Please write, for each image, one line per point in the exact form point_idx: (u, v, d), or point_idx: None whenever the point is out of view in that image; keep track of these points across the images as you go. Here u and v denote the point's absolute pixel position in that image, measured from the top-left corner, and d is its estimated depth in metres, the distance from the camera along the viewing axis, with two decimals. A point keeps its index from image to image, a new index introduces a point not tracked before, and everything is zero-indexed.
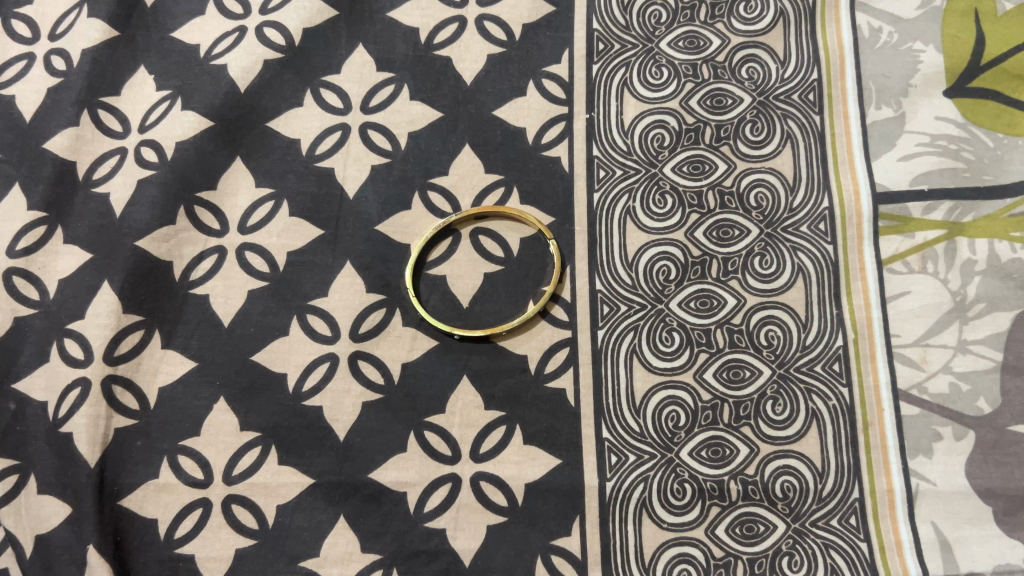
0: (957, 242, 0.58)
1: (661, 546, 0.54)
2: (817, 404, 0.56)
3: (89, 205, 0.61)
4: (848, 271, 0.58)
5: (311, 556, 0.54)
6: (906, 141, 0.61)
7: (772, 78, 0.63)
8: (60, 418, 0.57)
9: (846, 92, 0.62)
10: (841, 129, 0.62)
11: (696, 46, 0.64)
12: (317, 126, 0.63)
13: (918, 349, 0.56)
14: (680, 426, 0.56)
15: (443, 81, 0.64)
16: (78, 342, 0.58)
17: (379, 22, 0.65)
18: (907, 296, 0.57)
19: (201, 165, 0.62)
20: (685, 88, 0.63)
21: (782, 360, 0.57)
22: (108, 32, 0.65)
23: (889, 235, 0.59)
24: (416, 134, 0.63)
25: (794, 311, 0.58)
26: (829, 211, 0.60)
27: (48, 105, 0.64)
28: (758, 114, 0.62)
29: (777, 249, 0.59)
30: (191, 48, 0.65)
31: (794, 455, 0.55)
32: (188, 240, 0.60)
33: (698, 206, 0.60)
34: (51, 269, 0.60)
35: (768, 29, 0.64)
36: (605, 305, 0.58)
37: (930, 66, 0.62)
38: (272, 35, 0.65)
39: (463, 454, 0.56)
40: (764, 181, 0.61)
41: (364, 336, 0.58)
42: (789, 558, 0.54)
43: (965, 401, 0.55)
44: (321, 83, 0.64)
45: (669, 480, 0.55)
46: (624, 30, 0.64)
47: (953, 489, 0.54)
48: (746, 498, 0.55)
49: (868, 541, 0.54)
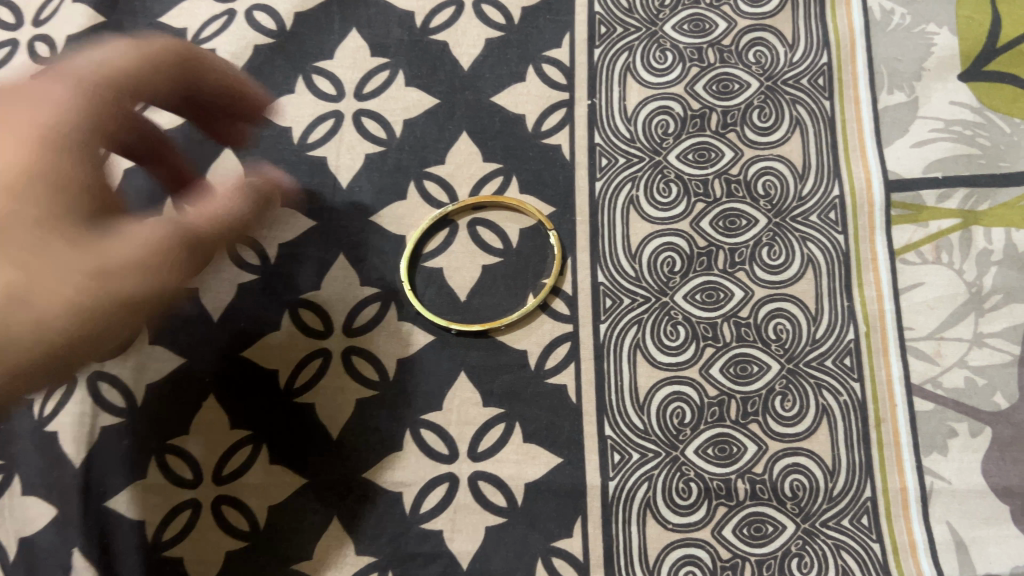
0: (972, 232, 0.56)
1: (666, 547, 0.52)
2: (828, 399, 0.54)
3: None
4: (859, 262, 0.56)
5: (304, 559, 0.52)
6: (919, 127, 0.59)
7: (780, 62, 0.61)
8: (46, 416, 0.55)
9: (857, 76, 0.60)
10: (851, 115, 0.59)
11: (702, 29, 0.62)
12: (309, 114, 0.61)
13: (931, 342, 0.54)
14: (685, 423, 0.54)
15: (439, 67, 0.62)
16: None
17: (374, 7, 0.63)
18: (921, 288, 0.55)
19: (190, 155, 0.60)
20: (690, 72, 0.61)
21: (791, 354, 0.55)
22: (94, 18, 0.64)
23: (901, 224, 0.57)
24: (412, 122, 0.61)
25: (804, 302, 0.56)
26: (839, 199, 0.58)
27: None
28: (766, 100, 0.60)
29: (785, 239, 0.57)
30: (179, 32, 0.63)
31: (803, 452, 0.53)
32: None
33: (704, 195, 0.58)
34: None
35: (775, 11, 0.62)
36: (608, 297, 0.56)
37: (944, 49, 0.60)
38: (263, 19, 0.63)
39: (460, 452, 0.54)
40: (772, 169, 0.59)
41: (359, 330, 0.56)
42: (798, 559, 0.52)
43: (981, 396, 0.53)
44: (313, 70, 0.62)
45: (674, 480, 0.53)
46: (627, 13, 0.63)
47: (969, 487, 0.52)
48: (754, 497, 0.53)
49: (880, 541, 0.52)
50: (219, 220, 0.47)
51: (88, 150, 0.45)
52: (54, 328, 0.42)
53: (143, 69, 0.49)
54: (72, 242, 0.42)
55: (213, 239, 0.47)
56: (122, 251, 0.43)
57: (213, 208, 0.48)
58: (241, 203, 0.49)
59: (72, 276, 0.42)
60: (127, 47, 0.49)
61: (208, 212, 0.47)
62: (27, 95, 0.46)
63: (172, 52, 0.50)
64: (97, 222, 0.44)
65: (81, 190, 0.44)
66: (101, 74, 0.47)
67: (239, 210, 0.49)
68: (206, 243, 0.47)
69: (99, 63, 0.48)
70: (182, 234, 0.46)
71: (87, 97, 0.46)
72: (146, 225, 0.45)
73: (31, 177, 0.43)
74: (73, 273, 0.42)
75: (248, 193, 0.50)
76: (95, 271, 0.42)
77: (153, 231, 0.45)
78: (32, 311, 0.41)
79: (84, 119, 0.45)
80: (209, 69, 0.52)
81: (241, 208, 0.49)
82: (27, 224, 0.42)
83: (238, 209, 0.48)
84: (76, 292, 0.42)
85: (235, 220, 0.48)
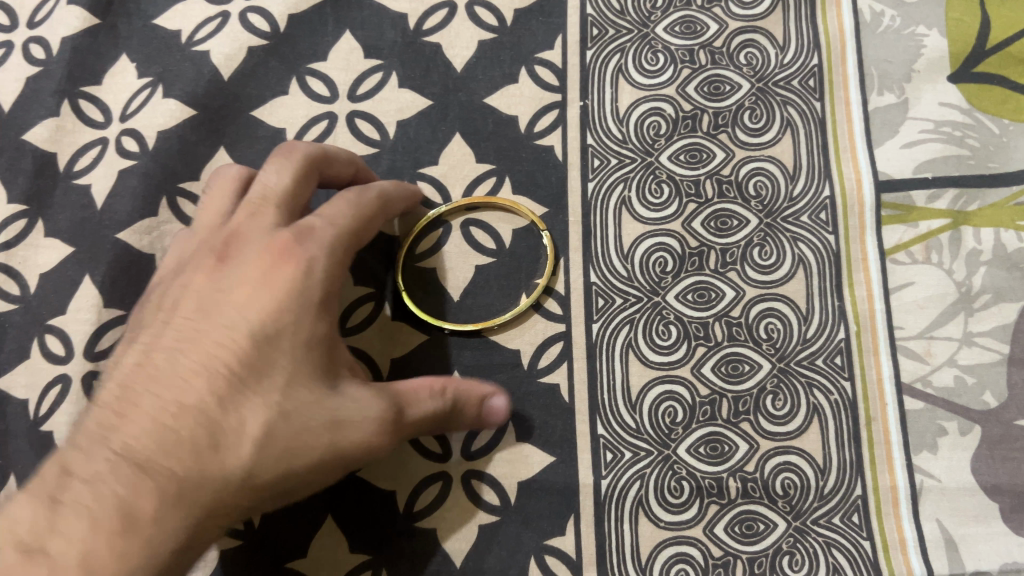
0: (961, 232, 0.57)
1: (658, 546, 0.52)
2: (819, 398, 0.55)
3: (69, 197, 0.60)
4: (850, 262, 0.57)
5: (298, 557, 0.53)
6: (909, 128, 0.59)
7: (771, 64, 0.62)
8: (41, 416, 0.54)
9: (847, 78, 0.61)
10: (842, 116, 0.60)
11: (693, 31, 0.62)
12: (303, 115, 0.61)
13: (921, 341, 0.55)
14: (677, 421, 0.54)
15: (432, 69, 0.62)
16: (59, 338, 0.56)
17: (367, 9, 0.63)
18: (911, 287, 0.56)
19: (183, 156, 0.60)
20: (681, 74, 0.61)
21: (782, 353, 0.55)
22: (88, 19, 0.64)
23: (891, 225, 0.57)
24: (404, 123, 0.61)
25: (794, 302, 0.56)
26: (830, 200, 0.58)
27: (27, 95, 0.62)
28: (758, 101, 0.61)
29: (776, 239, 0.58)
30: (173, 34, 0.63)
31: (794, 451, 0.54)
32: (171, 233, 0.58)
33: (696, 195, 0.59)
34: (32, 263, 0.58)
35: (766, 14, 0.63)
36: (600, 297, 0.57)
37: (933, 50, 0.61)
38: (257, 21, 0.63)
39: (454, 451, 0.54)
40: (763, 169, 0.59)
41: (352, 330, 0.57)
42: (789, 557, 0.52)
43: (970, 395, 0.54)
44: (307, 71, 0.62)
45: (666, 478, 0.53)
46: (619, 15, 0.63)
47: (958, 485, 0.52)
48: (745, 495, 0.53)
49: (870, 539, 0.52)
50: (433, 409, 0.49)
51: (330, 300, 0.47)
52: (291, 477, 0.44)
53: (358, 231, 0.50)
54: (316, 395, 0.45)
55: (430, 426, 0.49)
56: (348, 419, 0.45)
57: (447, 382, 0.50)
58: (471, 403, 0.51)
59: (307, 456, 0.44)
60: (331, 211, 0.50)
61: (449, 386, 0.50)
62: (274, 259, 0.47)
63: (376, 208, 0.52)
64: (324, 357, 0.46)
65: (325, 344, 0.46)
66: (338, 233, 0.49)
67: (457, 388, 0.50)
68: (448, 412, 0.50)
69: (336, 242, 0.48)
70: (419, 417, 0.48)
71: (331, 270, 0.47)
72: (400, 398, 0.48)
73: (286, 336, 0.45)
74: (306, 433, 0.44)
75: (498, 402, 0.52)
76: (284, 435, 0.44)
77: (379, 406, 0.47)
78: (264, 477, 0.43)
79: (329, 270, 0.47)
80: (392, 195, 0.54)
81: (484, 410, 0.51)
82: (278, 390, 0.44)
83: (470, 407, 0.51)
84: (324, 449, 0.45)
85: (474, 410, 0.51)
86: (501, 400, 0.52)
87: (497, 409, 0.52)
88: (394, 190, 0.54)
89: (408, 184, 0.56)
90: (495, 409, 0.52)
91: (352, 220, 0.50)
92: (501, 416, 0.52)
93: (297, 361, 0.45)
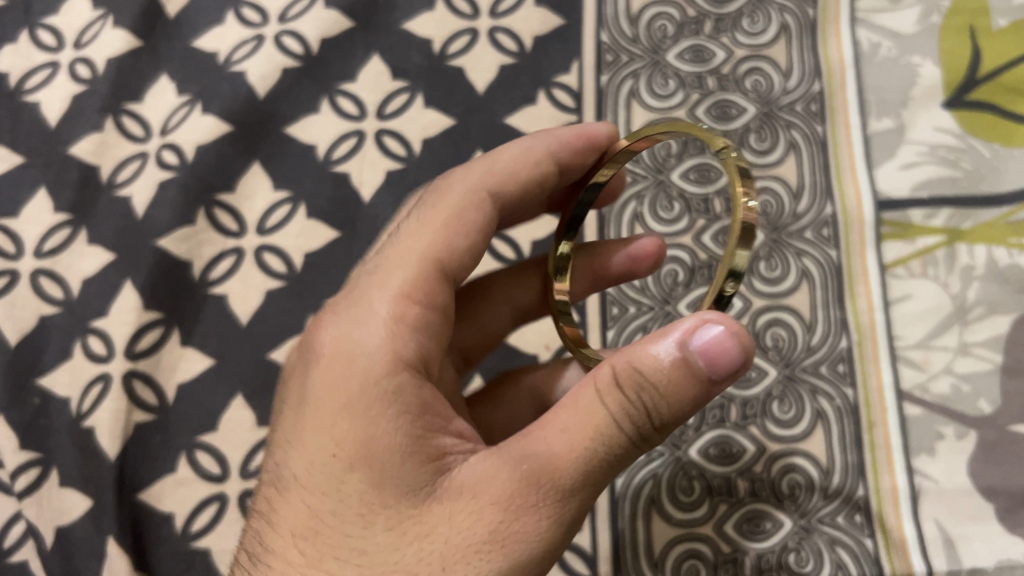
0: (956, 248, 0.60)
1: (670, 542, 0.56)
2: (823, 404, 0.57)
3: (111, 207, 0.64)
4: (851, 276, 0.60)
5: None
6: (906, 151, 0.62)
7: (775, 89, 0.65)
8: (84, 412, 0.58)
9: (848, 104, 0.64)
10: (842, 138, 0.63)
11: (702, 58, 0.66)
12: (333, 132, 0.65)
13: (919, 350, 0.58)
14: (688, 424, 0.58)
15: (455, 91, 0.66)
16: (101, 339, 0.60)
17: (395, 33, 0.67)
18: (909, 300, 0.59)
19: (219, 166, 0.64)
20: (691, 98, 0.65)
21: (789, 360, 0.58)
22: (131, 41, 0.68)
23: (891, 241, 0.60)
24: (429, 141, 0.64)
25: (800, 313, 0.59)
26: (832, 216, 0.62)
27: (72, 111, 0.67)
28: (763, 124, 0.64)
29: (782, 254, 0.61)
30: (211, 55, 0.68)
31: (800, 453, 0.57)
32: (208, 241, 0.62)
33: (706, 212, 0.62)
34: (75, 269, 0.62)
35: (771, 42, 0.67)
36: (614, 306, 0.60)
37: (928, 79, 0.64)
38: (291, 43, 0.67)
39: None
40: (769, 188, 0.63)
41: None
42: (795, 555, 0.55)
43: (966, 401, 0.56)
44: (338, 91, 0.66)
45: (678, 478, 0.57)
46: (631, 42, 0.66)
47: (955, 487, 0.55)
48: (753, 495, 0.56)
49: (872, 537, 0.55)
50: (605, 416, 0.36)
51: (391, 382, 0.38)
52: None
53: (443, 244, 0.45)
54: (391, 537, 0.36)
55: (590, 471, 0.36)
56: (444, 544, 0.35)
57: (624, 364, 0.36)
58: (664, 382, 0.36)
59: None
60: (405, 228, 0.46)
61: (624, 375, 0.36)
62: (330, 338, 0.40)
63: (467, 194, 0.48)
64: (402, 475, 0.37)
65: (396, 457, 0.37)
66: (414, 262, 0.44)
67: (638, 367, 0.36)
68: (623, 409, 0.36)
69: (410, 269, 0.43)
70: (571, 475, 0.36)
71: (399, 334, 0.40)
72: (534, 460, 0.36)
73: (337, 469, 0.37)
74: None
75: (697, 361, 0.35)
76: None
77: (489, 493, 0.36)
78: None
79: (387, 343, 0.40)
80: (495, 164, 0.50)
81: (680, 387, 0.36)
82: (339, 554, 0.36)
83: (660, 385, 0.36)
84: None
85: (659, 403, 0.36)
86: (702, 333, 0.36)
87: (711, 361, 0.35)
88: (510, 171, 0.50)
89: (533, 147, 0.51)
90: (706, 349, 0.35)
91: (440, 228, 0.45)
92: (726, 363, 0.35)
93: (362, 498, 0.36)
